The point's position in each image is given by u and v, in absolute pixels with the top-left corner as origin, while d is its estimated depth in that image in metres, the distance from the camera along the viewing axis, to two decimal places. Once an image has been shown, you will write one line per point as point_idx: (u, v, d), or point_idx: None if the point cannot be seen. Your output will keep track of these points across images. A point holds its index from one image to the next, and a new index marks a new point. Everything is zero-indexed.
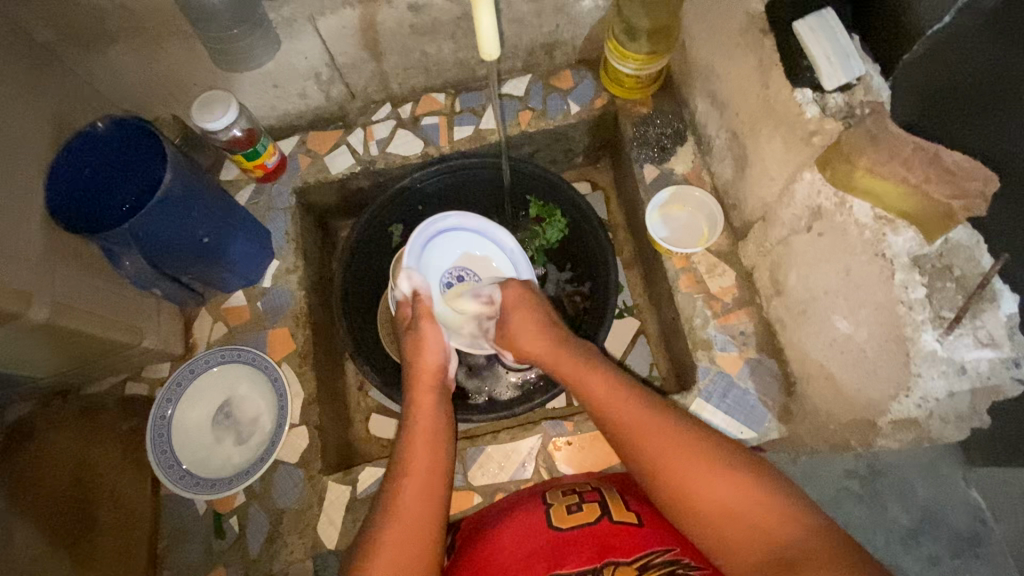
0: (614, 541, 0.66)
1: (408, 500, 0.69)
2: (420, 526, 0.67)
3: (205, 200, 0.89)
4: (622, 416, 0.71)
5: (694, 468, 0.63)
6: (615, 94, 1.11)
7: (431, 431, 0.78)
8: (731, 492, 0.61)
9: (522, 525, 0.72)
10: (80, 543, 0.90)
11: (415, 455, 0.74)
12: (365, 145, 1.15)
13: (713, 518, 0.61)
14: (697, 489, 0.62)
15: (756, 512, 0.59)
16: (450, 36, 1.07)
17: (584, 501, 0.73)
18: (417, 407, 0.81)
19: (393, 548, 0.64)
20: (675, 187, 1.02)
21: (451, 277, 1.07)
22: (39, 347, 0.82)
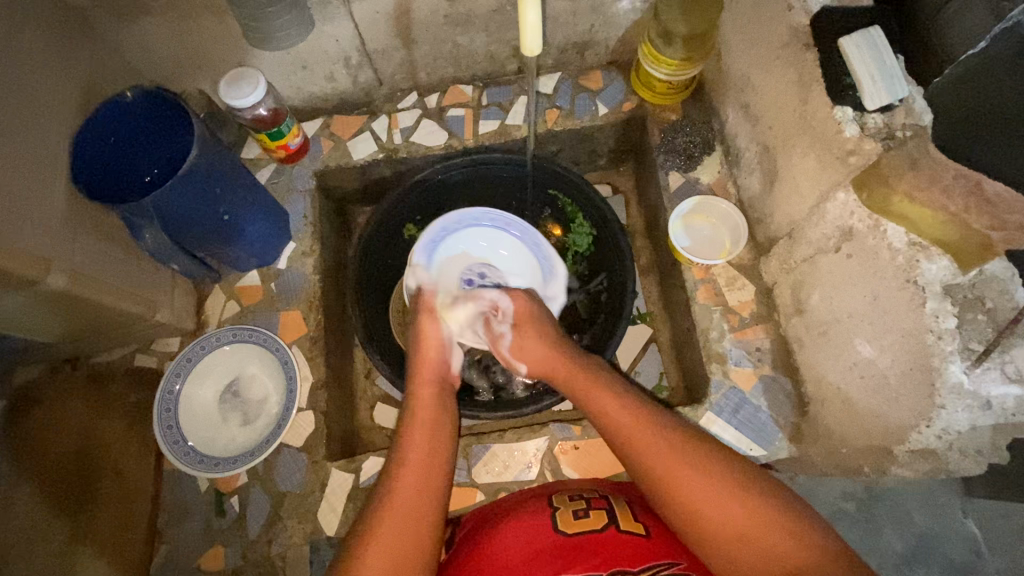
0: (621, 550, 0.66)
1: (402, 494, 0.68)
2: (413, 522, 0.66)
3: (226, 177, 0.88)
4: (636, 435, 0.70)
5: (707, 489, 0.63)
6: (645, 98, 1.09)
7: (429, 425, 0.77)
8: (749, 521, 0.60)
9: (526, 526, 0.71)
10: (80, 513, 0.91)
11: (412, 446, 0.74)
12: (388, 133, 1.14)
13: (730, 542, 0.61)
14: (712, 511, 0.62)
15: (774, 541, 0.59)
16: (484, 29, 1.06)
17: (591, 507, 0.73)
18: (416, 400, 0.80)
19: (387, 539, 0.64)
20: (700, 197, 1.01)
21: (471, 274, 1.04)
22: (53, 312, 0.82)
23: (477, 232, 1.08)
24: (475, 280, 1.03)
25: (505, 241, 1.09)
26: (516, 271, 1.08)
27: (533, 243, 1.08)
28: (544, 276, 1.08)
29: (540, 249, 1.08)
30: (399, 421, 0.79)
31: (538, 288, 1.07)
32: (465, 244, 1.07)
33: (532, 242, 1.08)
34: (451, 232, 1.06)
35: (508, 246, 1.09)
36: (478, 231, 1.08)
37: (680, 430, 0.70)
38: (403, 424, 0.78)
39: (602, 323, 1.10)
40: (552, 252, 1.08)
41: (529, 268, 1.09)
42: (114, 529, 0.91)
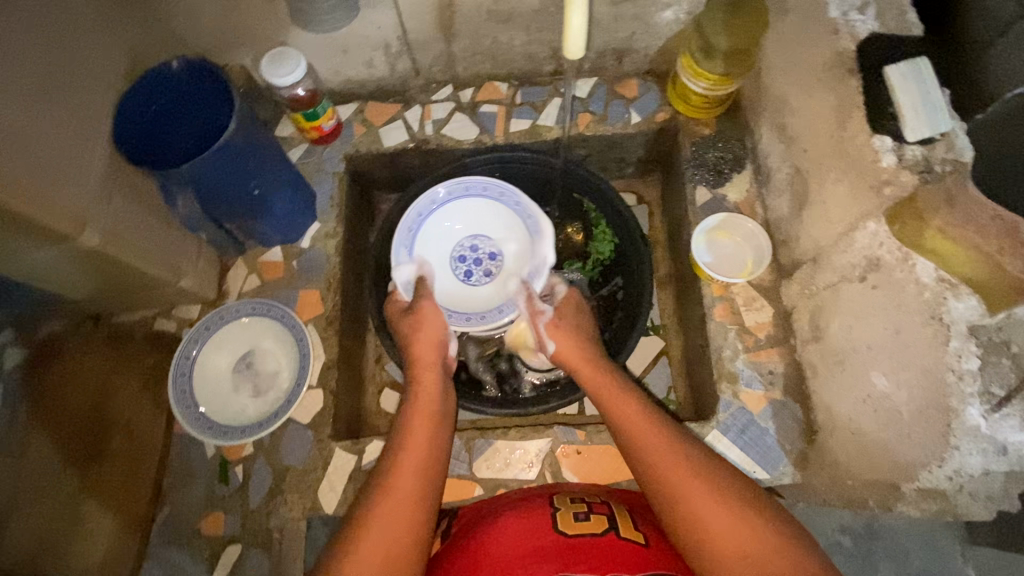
0: (618, 556, 0.66)
1: (402, 477, 0.70)
2: (410, 508, 0.68)
3: (261, 153, 0.90)
4: (648, 445, 0.71)
5: (713, 505, 0.64)
6: (679, 110, 1.09)
7: (431, 412, 0.78)
8: (750, 540, 0.61)
9: (525, 524, 0.72)
10: (91, 465, 0.95)
11: (414, 431, 0.75)
12: (420, 123, 1.15)
13: (733, 560, 0.61)
14: (716, 528, 0.63)
15: (775, 562, 0.60)
16: (524, 27, 1.06)
17: (592, 512, 0.73)
18: (419, 386, 0.82)
19: (384, 522, 0.65)
20: (726, 214, 1.00)
21: (461, 252, 1.08)
22: (83, 269, 0.84)
23: (454, 207, 1.07)
24: (466, 255, 1.08)
25: (488, 206, 1.07)
26: (506, 236, 1.08)
27: (516, 204, 1.05)
28: (532, 235, 1.04)
29: (521, 207, 1.04)
30: (401, 404, 0.81)
31: (530, 248, 1.04)
32: (448, 220, 1.07)
33: (513, 202, 1.05)
34: (431, 213, 1.06)
35: (493, 213, 1.08)
36: (458, 206, 1.07)
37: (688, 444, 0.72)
38: (405, 408, 0.80)
39: (615, 328, 1.09)
40: (535, 208, 1.03)
41: (516, 226, 1.07)
42: (122, 483, 0.95)
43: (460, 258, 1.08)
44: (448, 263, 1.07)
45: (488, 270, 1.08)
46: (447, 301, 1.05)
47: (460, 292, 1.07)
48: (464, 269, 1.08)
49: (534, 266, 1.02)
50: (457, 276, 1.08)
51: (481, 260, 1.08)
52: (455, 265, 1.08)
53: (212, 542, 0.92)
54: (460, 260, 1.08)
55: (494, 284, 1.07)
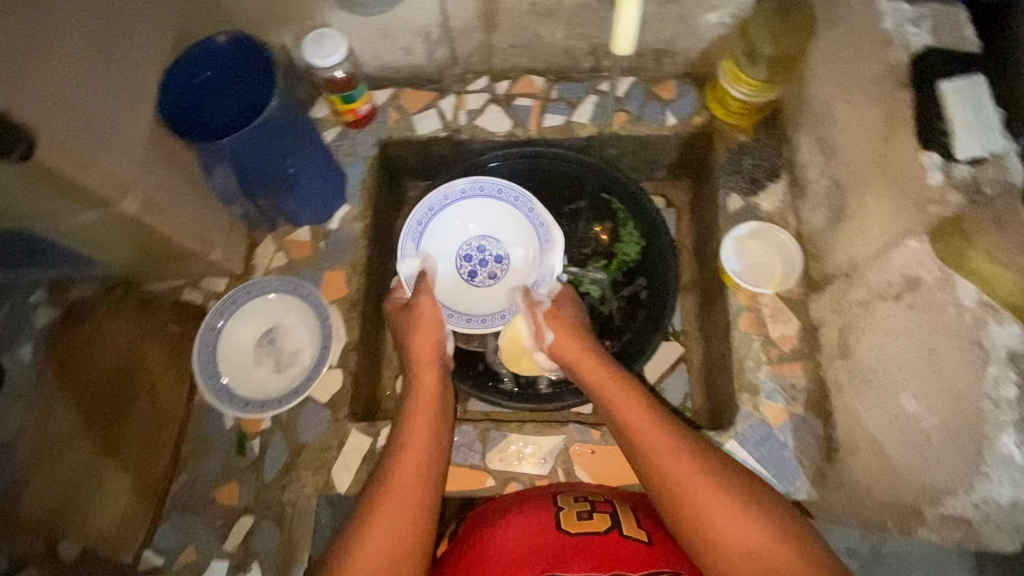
0: (621, 554, 0.67)
1: (402, 476, 0.73)
2: (412, 508, 0.70)
3: (298, 133, 0.91)
4: (650, 443, 0.73)
5: (717, 504, 0.66)
6: (716, 114, 1.08)
7: (430, 416, 0.80)
8: (758, 540, 0.63)
9: (527, 521, 0.72)
10: (113, 428, 0.96)
11: (413, 431, 0.78)
12: (454, 113, 1.15)
13: (737, 558, 0.63)
14: (721, 527, 0.65)
15: (784, 563, 0.61)
16: (566, 22, 1.05)
17: (595, 510, 0.74)
18: (420, 386, 0.84)
19: (384, 520, 0.68)
20: (757, 224, 0.99)
21: (468, 251, 1.11)
22: (119, 234, 0.86)
23: (466, 207, 1.09)
24: (473, 255, 1.11)
25: (500, 209, 1.10)
26: (514, 241, 1.11)
27: (529, 211, 1.08)
28: (542, 244, 1.08)
29: (534, 214, 1.08)
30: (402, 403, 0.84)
31: (538, 257, 1.08)
32: (458, 219, 1.10)
33: (526, 209, 1.08)
34: (443, 210, 1.08)
35: (505, 216, 1.10)
36: (471, 205, 1.09)
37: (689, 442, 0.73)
38: (405, 411, 0.82)
39: (637, 328, 1.08)
40: (548, 219, 1.07)
41: (526, 233, 1.10)
42: (143, 447, 0.97)
43: (466, 257, 1.10)
44: (454, 262, 1.10)
45: (492, 272, 1.10)
46: (450, 299, 1.07)
47: (463, 290, 1.09)
48: (468, 268, 1.10)
49: (541, 274, 1.06)
50: (461, 275, 1.10)
51: (487, 263, 1.11)
52: (461, 264, 1.10)
53: (226, 511, 0.94)
54: (466, 260, 1.10)
55: (497, 287, 1.10)
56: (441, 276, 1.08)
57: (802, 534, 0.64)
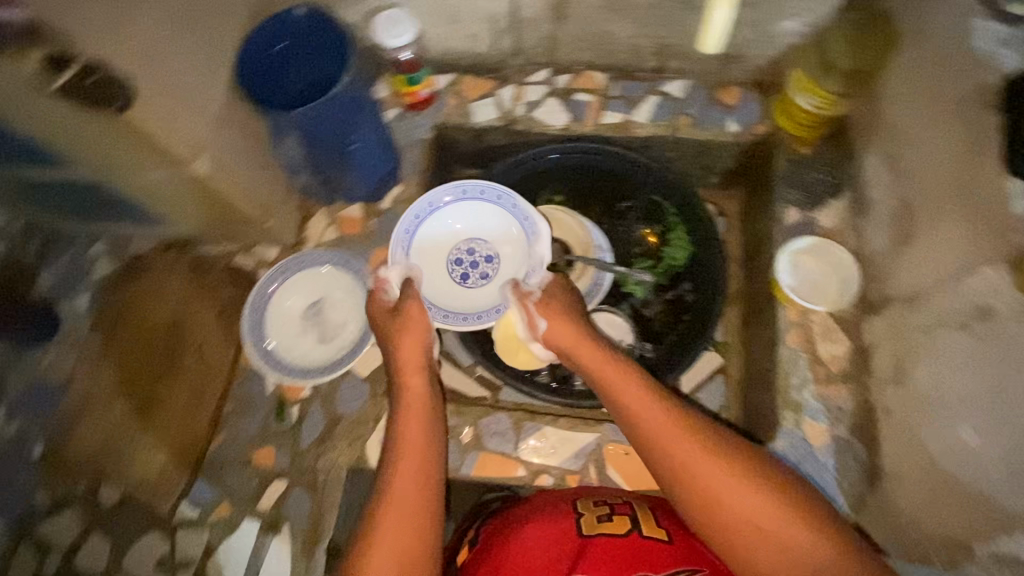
0: (644, 556, 0.69)
1: (403, 486, 0.71)
2: (415, 518, 0.69)
3: (362, 111, 0.93)
4: (669, 442, 0.71)
5: (745, 499, 0.66)
6: (783, 125, 1.05)
7: (422, 418, 0.78)
8: (769, 518, 0.65)
9: (545, 529, 0.73)
10: (160, 383, 1.00)
11: (406, 438, 0.75)
12: (513, 103, 1.15)
13: (768, 550, 0.64)
14: (751, 520, 0.65)
15: (813, 550, 0.63)
16: (636, 20, 1.04)
17: (613, 513, 0.75)
18: (408, 392, 0.81)
19: (393, 533, 0.67)
20: (816, 239, 0.97)
21: (457, 254, 0.99)
22: (185, 195, 0.89)
23: (448, 210, 0.98)
24: (462, 259, 0.98)
25: (481, 206, 0.98)
26: (503, 237, 0.98)
27: (514, 207, 0.96)
28: (529, 239, 0.96)
29: (518, 209, 0.95)
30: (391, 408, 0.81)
31: (529, 252, 0.95)
32: (440, 224, 0.98)
33: (509, 204, 0.96)
34: (426, 216, 0.97)
35: (489, 213, 0.98)
36: (454, 208, 0.98)
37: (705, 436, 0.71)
38: (396, 416, 0.79)
39: (681, 332, 1.08)
40: (535, 212, 0.95)
41: (513, 228, 0.97)
42: (188, 403, 1.00)
43: (456, 261, 0.98)
44: (444, 268, 0.98)
45: (486, 273, 0.98)
46: (445, 306, 0.96)
47: (457, 296, 0.98)
48: (460, 271, 0.98)
49: (531, 267, 0.94)
50: (453, 279, 0.98)
51: (478, 264, 0.98)
52: (451, 268, 0.98)
53: (262, 473, 0.97)
54: (455, 263, 0.98)
55: (493, 287, 0.98)
56: (432, 285, 0.96)
57: (809, 506, 0.66)
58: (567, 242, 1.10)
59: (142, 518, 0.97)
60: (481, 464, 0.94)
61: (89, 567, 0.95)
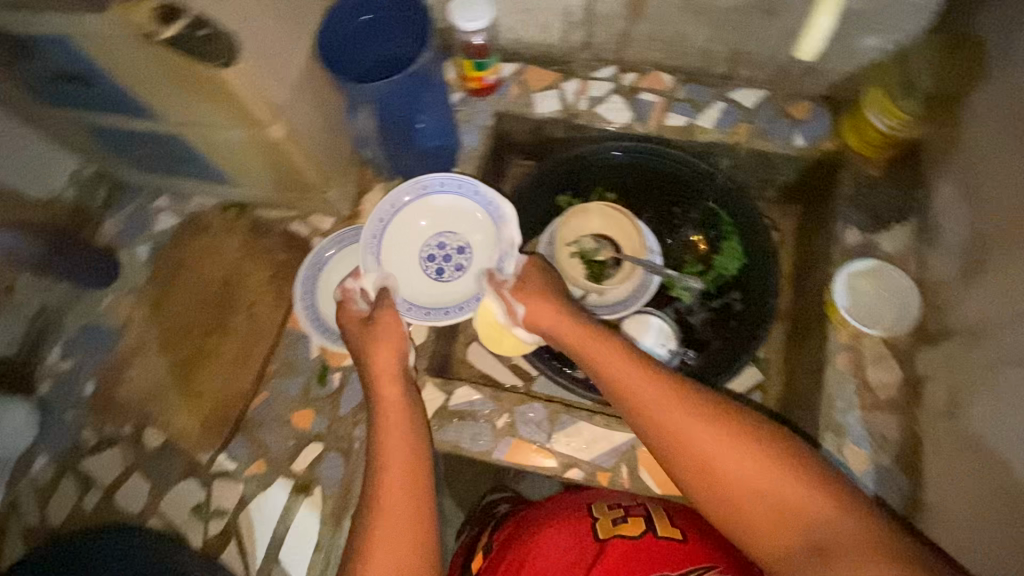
0: (662, 554, 0.72)
1: (391, 494, 0.72)
2: (408, 529, 0.70)
3: (435, 90, 0.94)
4: (652, 406, 0.71)
5: (727, 455, 0.66)
6: (850, 142, 1.02)
7: (401, 423, 0.79)
8: (765, 476, 0.64)
9: (564, 535, 0.77)
10: (212, 334, 1.05)
11: (388, 447, 0.76)
12: (576, 97, 1.14)
13: (749, 502, 0.64)
14: (734, 477, 0.65)
15: (801, 503, 0.62)
16: (714, 23, 1.03)
17: (628, 515, 0.79)
18: (384, 402, 0.81)
19: (385, 546, 0.68)
20: (878, 263, 0.95)
21: (429, 251, 0.99)
22: (258, 155, 0.91)
23: (413, 209, 0.99)
24: (434, 254, 0.99)
25: (444, 199, 0.99)
26: (470, 226, 0.99)
27: (475, 193, 0.97)
28: (497, 222, 0.97)
29: (480, 195, 0.97)
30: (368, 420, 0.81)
31: (499, 236, 0.97)
32: (407, 224, 0.99)
33: (470, 191, 0.97)
34: (391, 218, 0.98)
35: (452, 206, 0.99)
36: (416, 206, 0.98)
37: (689, 396, 0.71)
38: (374, 428, 0.80)
39: (725, 341, 1.07)
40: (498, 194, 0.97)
41: (479, 216, 0.98)
42: (234, 359, 1.03)
43: (429, 258, 0.99)
44: (418, 266, 0.99)
45: (461, 264, 0.99)
46: (426, 302, 0.96)
47: (435, 292, 0.98)
48: (435, 267, 0.99)
49: (503, 252, 0.95)
50: (429, 276, 0.99)
51: (451, 258, 0.99)
52: (425, 265, 0.99)
53: (299, 434, 0.98)
54: (427, 259, 0.99)
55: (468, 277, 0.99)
56: (409, 285, 0.97)
57: (792, 454, 0.65)
58: (617, 241, 1.06)
59: (179, 465, 1.00)
60: (513, 450, 0.95)
61: (126, 504, 0.98)
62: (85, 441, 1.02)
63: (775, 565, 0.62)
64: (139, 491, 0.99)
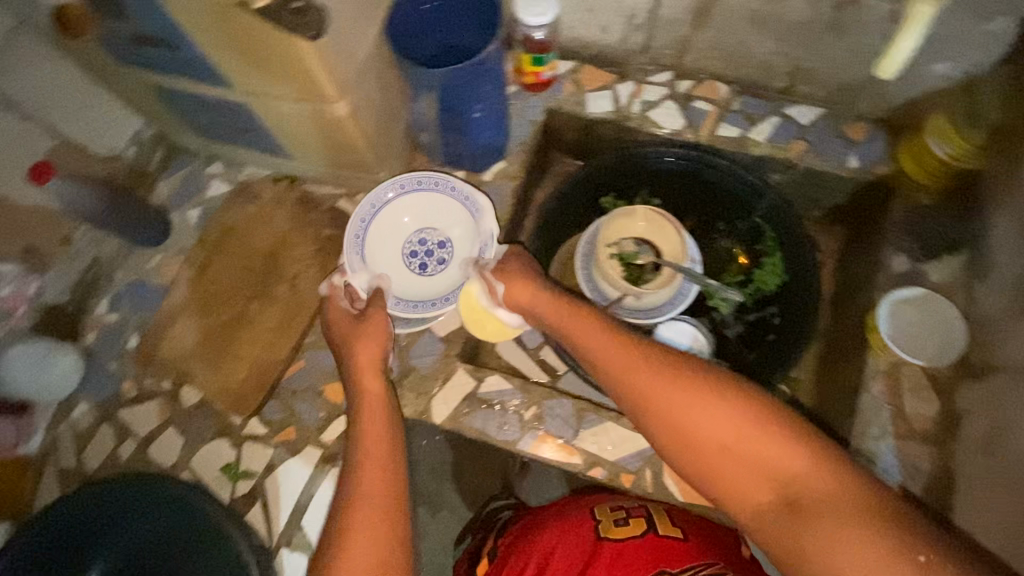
0: (664, 552, 0.75)
1: (368, 482, 0.76)
2: (383, 521, 0.73)
3: (495, 81, 0.96)
4: (635, 382, 0.74)
5: (704, 415, 0.69)
6: (906, 169, 1.01)
7: (381, 417, 0.83)
8: (744, 442, 0.67)
9: (567, 538, 0.80)
10: (255, 301, 1.08)
11: (366, 440, 0.80)
12: (629, 100, 1.14)
13: (728, 459, 0.68)
14: (713, 441, 0.68)
15: (778, 459, 0.66)
16: (779, 36, 1.02)
17: (629, 515, 0.81)
18: (364, 396, 0.85)
19: (366, 538, 0.72)
20: (927, 292, 0.93)
21: (412, 247, 1.05)
22: (319, 130, 0.93)
23: (394, 209, 1.04)
24: (417, 251, 1.05)
25: (422, 196, 1.05)
26: (449, 221, 1.06)
27: (453, 189, 1.04)
28: (473, 216, 1.04)
29: (456, 191, 1.04)
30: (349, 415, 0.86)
31: (476, 229, 1.03)
32: (389, 223, 1.04)
33: (446, 188, 1.04)
34: (374, 220, 1.03)
35: (429, 202, 1.05)
36: (397, 205, 1.04)
37: (673, 365, 0.74)
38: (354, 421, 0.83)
39: (761, 353, 1.08)
40: (473, 190, 1.04)
41: (457, 211, 1.05)
42: (275, 328, 1.06)
43: (412, 255, 1.05)
44: (402, 263, 1.04)
45: (442, 258, 1.05)
46: (412, 294, 1.03)
47: (420, 285, 1.04)
48: (418, 262, 1.05)
49: (482, 243, 1.02)
50: (413, 271, 1.05)
51: (432, 253, 1.05)
52: (408, 261, 1.05)
53: (331, 406, 1.01)
54: (409, 256, 1.05)
55: (450, 270, 1.05)
56: (393, 279, 1.03)
57: (767, 409, 0.68)
58: (660, 247, 1.07)
59: (212, 424, 1.03)
60: (538, 443, 0.96)
61: (158, 457, 1.01)
62: (124, 392, 1.05)
63: (751, 518, 0.67)
64: (173, 446, 1.02)
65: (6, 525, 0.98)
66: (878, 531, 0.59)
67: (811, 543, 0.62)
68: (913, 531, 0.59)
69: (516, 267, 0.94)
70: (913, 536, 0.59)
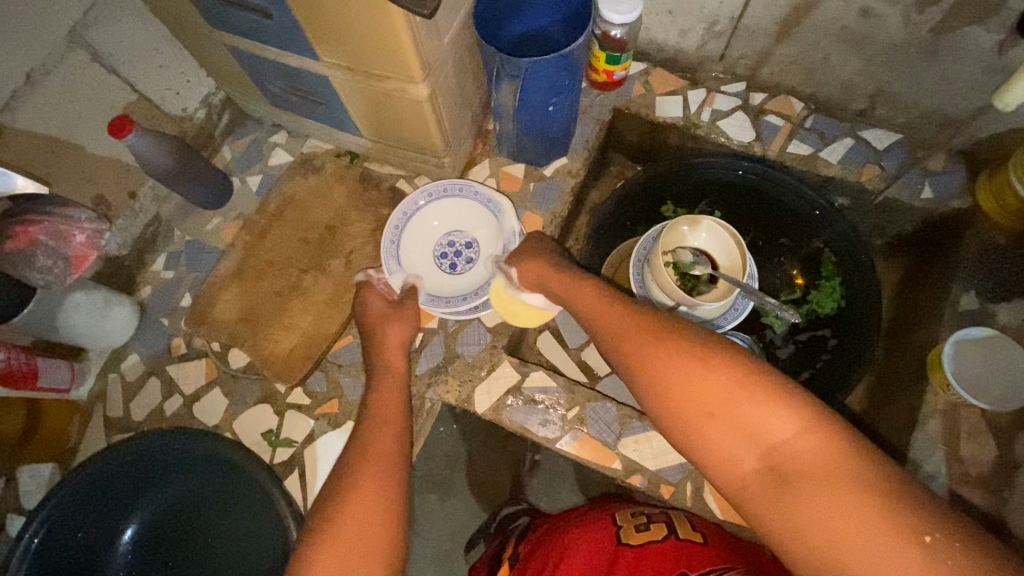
0: (684, 554, 0.73)
1: (383, 438, 0.74)
2: (386, 465, 0.70)
3: (576, 76, 0.94)
4: (629, 346, 0.68)
5: (688, 375, 0.61)
6: (983, 206, 0.98)
7: (401, 385, 0.84)
8: (723, 404, 0.58)
9: (588, 541, 0.80)
10: (308, 274, 1.09)
11: (384, 399, 0.81)
12: (699, 107, 1.13)
13: (709, 423, 0.59)
14: (696, 403, 0.60)
15: (767, 424, 0.57)
16: (867, 56, 0.99)
17: (650, 522, 0.80)
18: (389, 364, 0.88)
19: (366, 485, 0.67)
20: (994, 334, 0.90)
21: (442, 249, 1.08)
22: (395, 109, 0.93)
23: (424, 214, 1.07)
24: (447, 253, 1.07)
25: (449, 202, 1.08)
26: (475, 223, 1.08)
27: (477, 194, 1.07)
28: (497, 218, 1.07)
29: (480, 196, 1.07)
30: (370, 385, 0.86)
31: (501, 230, 1.06)
32: (420, 228, 1.07)
33: (471, 193, 1.07)
34: (407, 225, 1.06)
35: (456, 207, 1.08)
36: (427, 212, 1.07)
37: (667, 331, 0.66)
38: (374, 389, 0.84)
39: (815, 372, 1.08)
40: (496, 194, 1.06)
41: (481, 214, 1.08)
42: (327, 301, 1.07)
43: (443, 256, 1.07)
44: (434, 264, 1.07)
45: (471, 258, 1.08)
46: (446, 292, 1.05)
47: (452, 284, 1.07)
48: (449, 263, 1.07)
49: (507, 242, 1.05)
50: (444, 271, 1.07)
51: (461, 254, 1.08)
52: (439, 263, 1.07)
53: None
54: (440, 257, 1.07)
55: (479, 269, 1.07)
56: (426, 279, 1.06)
57: (762, 370, 0.59)
58: (717, 260, 1.04)
59: (257, 389, 1.04)
60: (578, 445, 0.96)
61: (201, 416, 1.03)
62: (172, 349, 1.07)
63: (736, 490, 0.58)
64: (218, 406, 1.04)
65: (52, 466, 1.01)
66: (872, 502, 0.50)
67: (800, 520, 0.53)
68: (924, 511, 0.49)
69: (529, 254, 0.95)
70: (920, 514, 0.49)
